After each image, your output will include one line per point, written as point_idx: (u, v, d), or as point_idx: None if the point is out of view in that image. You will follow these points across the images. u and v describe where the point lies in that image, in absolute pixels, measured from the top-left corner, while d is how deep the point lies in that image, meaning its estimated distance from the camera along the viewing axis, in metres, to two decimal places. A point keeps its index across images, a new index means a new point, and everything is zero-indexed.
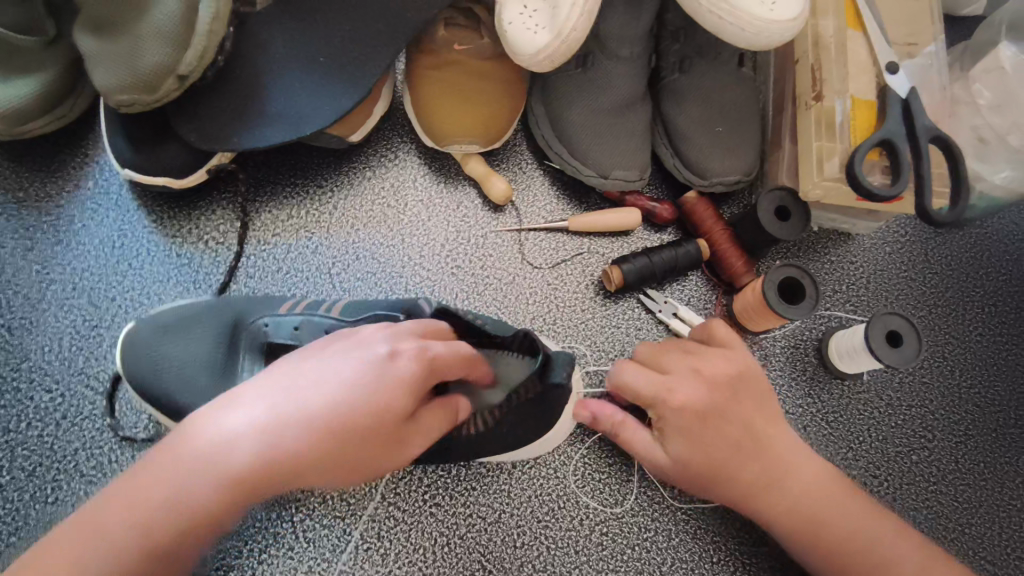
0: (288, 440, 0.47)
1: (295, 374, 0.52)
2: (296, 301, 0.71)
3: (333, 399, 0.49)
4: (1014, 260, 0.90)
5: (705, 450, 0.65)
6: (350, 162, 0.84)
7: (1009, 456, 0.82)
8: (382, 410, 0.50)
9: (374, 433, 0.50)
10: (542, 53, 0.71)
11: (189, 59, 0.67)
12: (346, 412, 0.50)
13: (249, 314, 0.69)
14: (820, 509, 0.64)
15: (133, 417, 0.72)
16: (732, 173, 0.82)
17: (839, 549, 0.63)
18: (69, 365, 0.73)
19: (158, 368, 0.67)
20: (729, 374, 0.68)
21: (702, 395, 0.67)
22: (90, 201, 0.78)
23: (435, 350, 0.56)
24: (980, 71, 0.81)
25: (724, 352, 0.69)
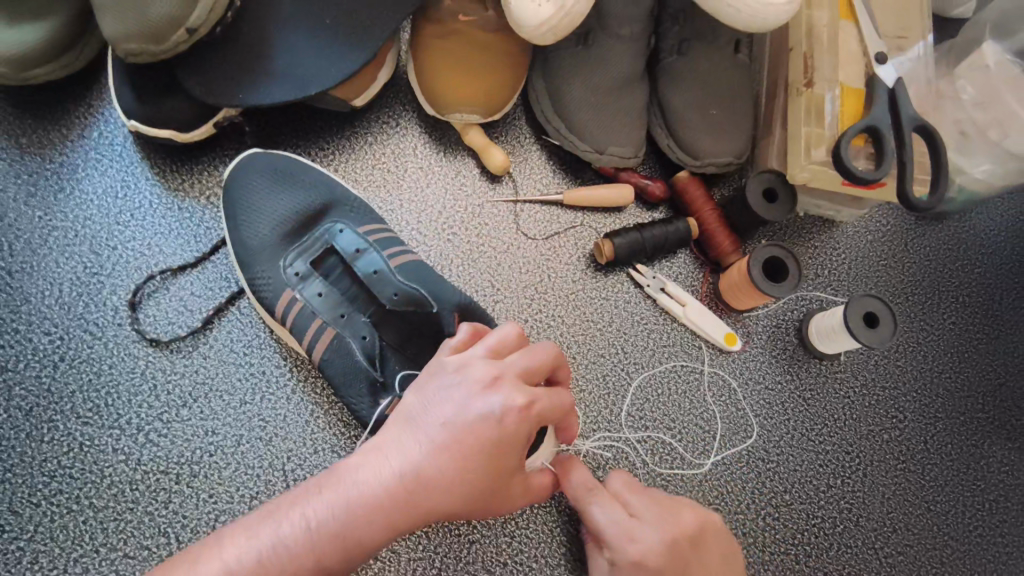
0: (432, 489, 0.51)
1: (421, 410, 0.54)
2: (383, 231, 0.76)
3: (456, 455, 0.51)
4: (989, 254, 0.93)
5: None
6: (352, 126, 0.85)
7: (976, 439, 0.86)
8: (516, 451, 0.53)
9: (494, 470, 0.52)
10: (544, 25, 0.73)
11: (199, 13, 0.68)
12: (463, 441, 0.52)
13: (339, 206, 0.78)
14: None
15: (130, 363, 0.73)
16: (724, 155, 0.85)
17: None
18: (68, 310, 0.74)
19: (244, 203, 0.76)
20: (694, 528, 0.64)
21: (660, 548, 0.61)
22: (93, 151, 0.79)
23: (511, 361, 0.55)
24: (965, 67, 0.84)
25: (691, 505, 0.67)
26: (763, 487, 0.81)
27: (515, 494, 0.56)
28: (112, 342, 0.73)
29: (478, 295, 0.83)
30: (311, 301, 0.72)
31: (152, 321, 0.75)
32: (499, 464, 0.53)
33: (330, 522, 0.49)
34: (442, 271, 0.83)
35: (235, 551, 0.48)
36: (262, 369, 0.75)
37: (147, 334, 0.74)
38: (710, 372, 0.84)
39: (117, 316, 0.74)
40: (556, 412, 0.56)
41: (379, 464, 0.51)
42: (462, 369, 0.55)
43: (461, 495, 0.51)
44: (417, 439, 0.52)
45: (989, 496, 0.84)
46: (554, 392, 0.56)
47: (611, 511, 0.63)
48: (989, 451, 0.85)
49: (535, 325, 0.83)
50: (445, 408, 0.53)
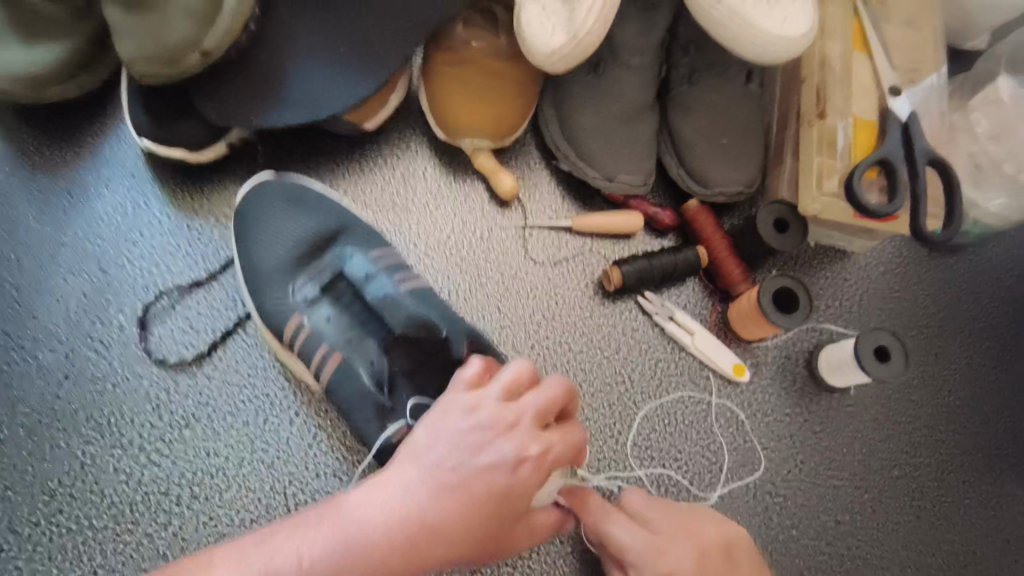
0: (436, 535, 0.50)
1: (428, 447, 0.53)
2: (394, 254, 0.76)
3: (462, 500, 0.51)
4: (1005, 287, 0.92)
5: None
6: (362, 149, 0.86)
7: (991, 477, 0.84)
8: (522, 501, 0.53)
9: (497, 518, 0.52)
10: (555, 54, 0.74)
11: (213, 36, 0.69)
12: (471, 487, 0.51)
13: (349, 232, 0.77)
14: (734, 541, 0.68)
15: (135, 382, 0.73)
16: (735, 184, 0.85)
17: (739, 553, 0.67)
18: (75, 328, 0.74)
19: (257, 226, 0.76)
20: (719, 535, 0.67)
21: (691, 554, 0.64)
22: (106, 170, 0.80)
23: (527, 403, 0.54)
24: (980, 100, 0.83)
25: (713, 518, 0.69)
26: (770, 522, 0.79)
27: (513, 537, 0.55)
28: (118, 361, 0.74)
29: (483, 321, 0.82)
30: (320, 326, 0.71)
31: (159, 340, 0.75)
32: (503, 511, 0.52)
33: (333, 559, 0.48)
34: (450, 296, 0.82)
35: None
36: (265, 393, 0.74)
37: (153, 353, 0.74)
38: (718, 402, 0.83)
39: (122, 335, 0.74)
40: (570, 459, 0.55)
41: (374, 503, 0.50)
42: (474, 409, 0.54)
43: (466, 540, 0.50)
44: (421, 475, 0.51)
45: (1005, 536, 0.82)
46: (566, 434, 0.55)
47: (631, 531, 0.66)
48: (1004, 489, 0.83)
49: (542, 351, 0.82)
50: (455, 450, 0.53)
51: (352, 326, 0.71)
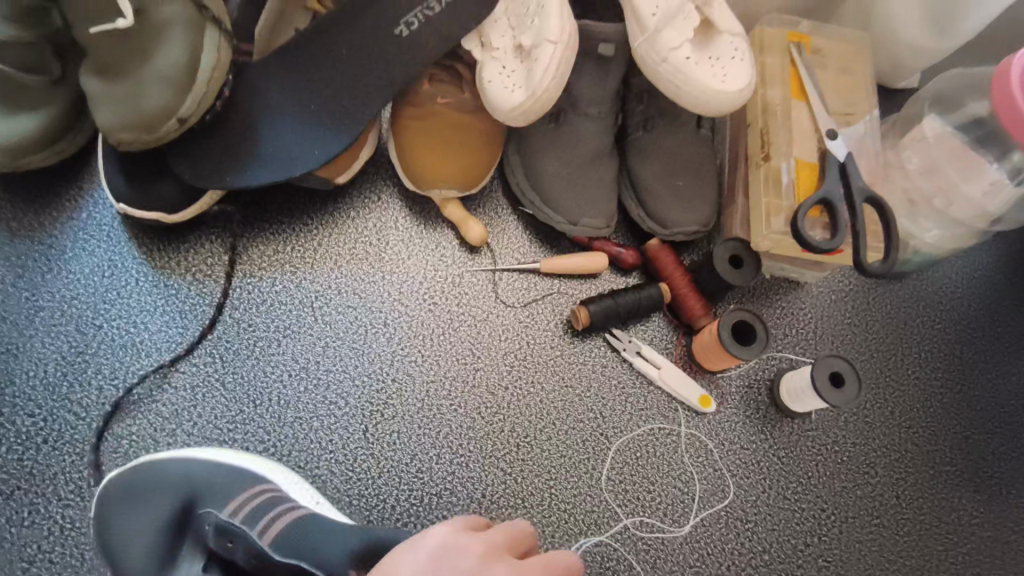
0: None
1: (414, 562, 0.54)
2: (249, 498, 0.71)
3: None
4: (947, 309, 0.98)
5: None
6: (336, 201, 0.89)
7: (944, 492, 0.88)
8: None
9: None
10: (516, 110, 0.78)
11: (189, 103, 0.72)
12: None
13: (209, 492, 0.71)
14: None
15: (115, 441, 0.75)
16: (692, 223, 0.89)
17: None
18: (53, 390, 0.75)
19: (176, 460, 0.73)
20: None
21: None
22: (81, 232, 0.81)
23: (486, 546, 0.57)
24: (909, 140, 0.90)
25: None
26: (741, 548, 0.83)
27: None
28: (94, 422, 0.75)
29: (458, 364, 0.85)
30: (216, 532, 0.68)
31: (136, 399, 0.76)
32: None
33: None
34: (425, 342, 0.85)
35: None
36: (245, 445, 0.77)
37: (132, 414, 0.76)
38: (686, 432, 0.86)
39: (100, 396, 0.76)
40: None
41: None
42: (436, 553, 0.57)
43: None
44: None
45: (961, 549, 0.86)
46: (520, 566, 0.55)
47: None
48: (958, 503, 0.88)
49: (515, 391, 0.85)
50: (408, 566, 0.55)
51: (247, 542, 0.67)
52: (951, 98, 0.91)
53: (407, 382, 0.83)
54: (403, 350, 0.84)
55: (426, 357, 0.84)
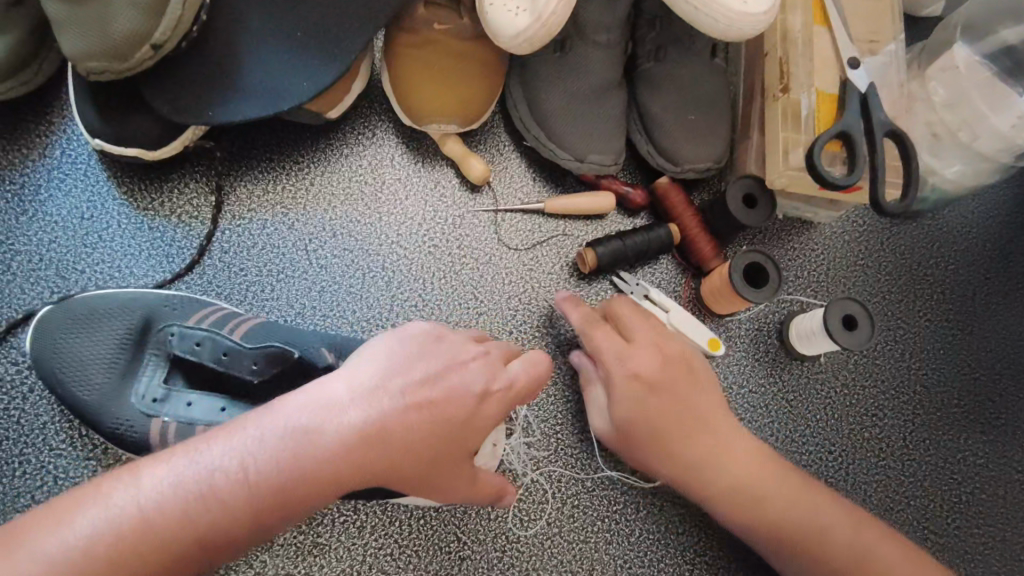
0: (322, 449, 0.51)
1: (418, 373, 0.57)
2: (210, 311, 0.71)
3: (374, 382, 0.55)
4: (961, 250, 0.95)
5: (425, 451, 0.55)
6: (328, 137, 0.84)
7: (953, 433, 0.88)
8: (412, 428, 0.54)
9: (404, 455, 0.54)
10: (521, 36, 0.72)
11: (164, 28, 0.66)
12: (390, 418, 0.54)
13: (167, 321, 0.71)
14: (426, 448, 0.55)
15: (138, 366, 0.68)
16: (704, 160, 0.85)
17: (424, 469, 0.55)
18: (67, 314, 0.70)
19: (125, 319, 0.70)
20: (432, 455, 0.55)
21: (428, 450, 0.55)
22: (57, 171, 0.77)
23: (489, 352, 0.63)
24: (937, 69, 0.84)
25: (450, 433, 0.56)
26: None
27: (409, 452, 0.54)
28: (120, 344, 0.69)
29: (460, 307, 0.82)
30: (181, 413, 0.65)
31: (163, 316, 0.71)
32: (406, 446, 0.54)
33: (404, 391, 0.55)
34: (424, 285, 0.81)
35: (293, 407, 0.52)
36: None
37: (160, 335, 0.69)
38: None
39: (118, 316, 0.70)
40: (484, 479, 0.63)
41: (375, 395, 0.54)
42: (440, 337, 0.62)
43: (411, 469, 0.54)
44: (397, 402, 0.54)
45: (966, 488, 0.86)
46: (494, 377, 0.61)
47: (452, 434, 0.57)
48: (965, 444, 0.88)
49: (521, 335, 0.82)
50: (410, 355, 0.58)
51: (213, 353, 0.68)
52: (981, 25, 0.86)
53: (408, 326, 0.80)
54: (402, 294, 0.81)
55: (426, 302, 0.81)
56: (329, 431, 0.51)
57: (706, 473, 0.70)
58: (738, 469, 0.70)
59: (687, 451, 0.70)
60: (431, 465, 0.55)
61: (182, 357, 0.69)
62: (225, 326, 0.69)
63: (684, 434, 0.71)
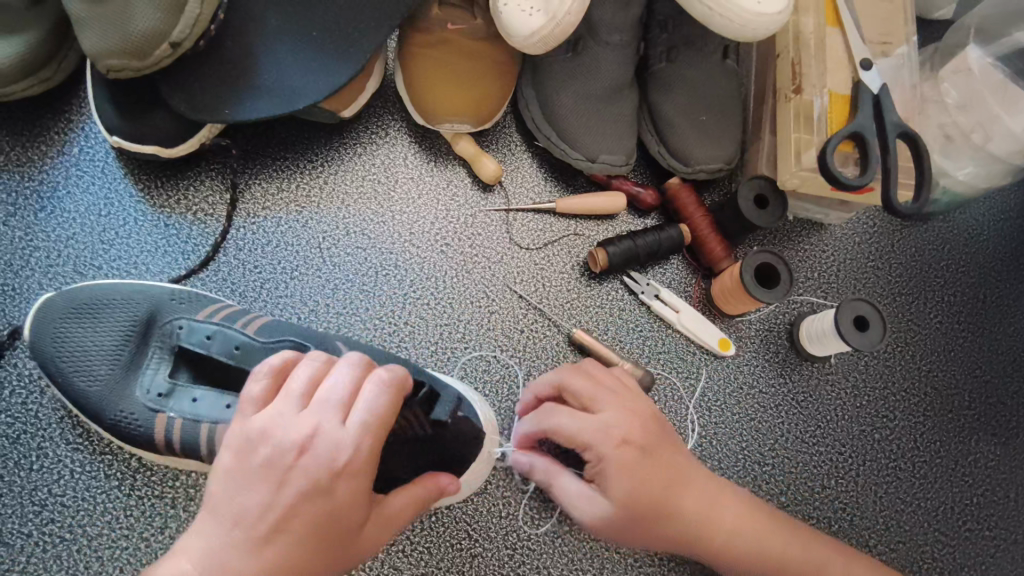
0: None
1: (261, 486, 0.50)
2: (222, 307, 0.71)
3: (229, 533, 0.49)
4: (972, 252, 0.95)
5: (319, 558, 0.50)
6: (341, 136, 0.84)
7: (964, 436, 0.87)
8: (292, 545, 0.49)
9: (300, 568, 0.50)
10: (536, 35, 0.73)
11: (182, 27, 0.67)
12: (268, 546, 0.49)
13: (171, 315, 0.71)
14: (318, 556, 0.50)
15: (142, 359, 0.70)
16: (716, 161, 0.85)
17: (331, 568, 0.51)
18: (69, 300, 0.70)
19: (132, 312, 0.71)
20: (329, 554, 0.51)
21: (320, 554, 0.50)
22: (75, 168, 0.78)
23: (322, 414, 0.52)
24: (950, 71, 0.84)
25: (333, 525, 0.50)
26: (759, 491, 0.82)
27: (308, 562, 0.50)
28: (124, 337, 0.70)
29: (472, 305, 0.82)
30: (185, 410, 0.67)
31: (167, 309, 0.71)
32: (299, 561, 0.49)
33: (261, 511, 0.49)
34: (436, 283, 0.82)
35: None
36: None
37: (165, 328, 0.70)
38: (705, 376, 0.85)
39: (122, 307, 0.71)
40: (411, 501, 0.58)
41: (231, 533, 0.49)
42: (267, 431, 0.51)
43: (309, 570, 0.50)
44: (255, 522, 0.49)
45: (978, 491, 0.86)
46: (363, 442, 0.51)
47: (344, 520, 0.51)
48: (976, 446, 0.87)
49: (531, 334, 0.82)
50: (258, 469, 0.50)
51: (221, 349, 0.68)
52: (994, 27, 0.86)
53: (420, 325, 0.80)
54: (414, 292, 0.81)
55: (438, 300, 0.81)
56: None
57: (701, 525, 0.68)
58: (717, 510, 0.69)
59: (676, 514, 0.67)
60: (338, 555, 0.51)
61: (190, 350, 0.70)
62: (236, 320, 0.70)
63: (670, 501, 0.67)
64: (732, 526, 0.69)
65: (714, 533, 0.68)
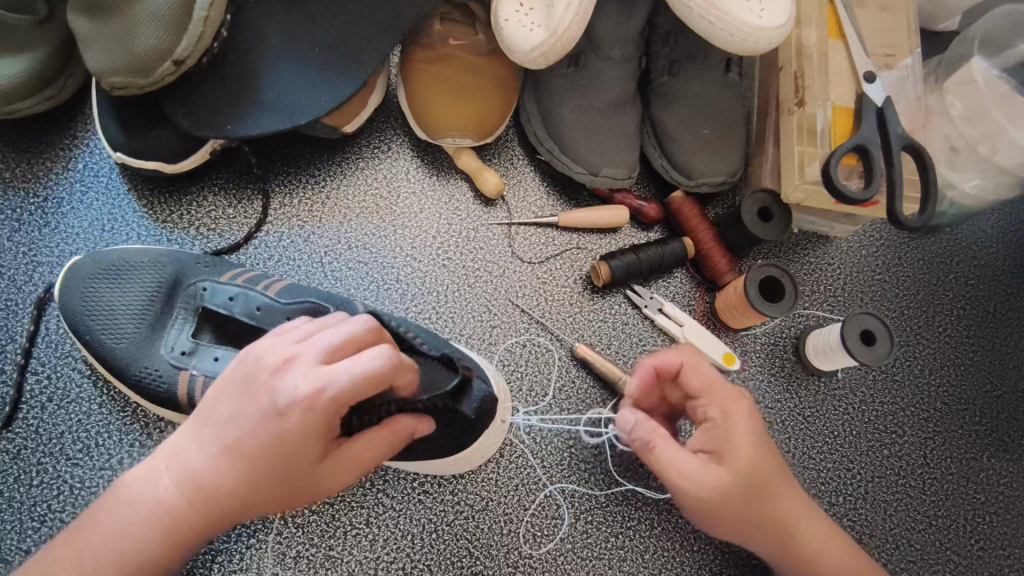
0: (169, 512, 0.55)
1: (237, 403, 0.54)
2: (246, 271, 0.73)
3: (209, 435, 0.55)
4: (981, 264, 0.94)
5: (270, 479, 0.54)
6: (344, 151, 0.84)
7: (975, 452, 0.86)
8: (249, 463, 0.53)
9: (258, 484, 0.54)
10: (537, 50, 0.73)
11: (186, 44, 0.67)
12: (231, 455, 0.53)
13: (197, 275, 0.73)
14: (269, 477, 0.53)
15: (167, 319, 0.71)
16: (719, 174, 0.85)
17: (289, 491, 0.55)
18: (98, 261, 0.72)
19: (157, 273, 0.72)
20: (281, 478, 0.54)
21: (273, 478, 0.53)
22: (79, 183, 0.79)
23: (313, 345, 0.53)
24: (954, 82, 0.84)
25: (285, 458, 0.52)
26: None
27: (266, 481, 0.54)
28: (149, 295, 0.71)
29: (474, 319, 0.82)
30: (209, 368, 0.67)
31: (192, 271, 0.73)
32: (255, 476, 0.53)
33: (229, 426, 0.54)
34: (438, 298, 0.82)
35: (158, 454, 0.57)
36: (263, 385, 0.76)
37: (190, 288, 0.71)
38: None
39: (151, 269, 0.72)
40: (377, 450, 0.58)
41: (206, 436, 0.55)
42: (262, 352, 0.54)
43: (258, 488, 0.54)
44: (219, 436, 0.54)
45: (990, 509, 0.84)
46: (320, 385, 0.49)
47: (296, 454, 0.52)
48: (988, 463, 0.86)
49: (533, 349, 0.82)
50: (239, 385, 0.54)
51: (244, 309, 0.69)
52: (999, 39, 0.86)
53: None
54: (416, 307, 0.81)
55: (440, 315, 0.81)
56: (169, 479, 0.55)
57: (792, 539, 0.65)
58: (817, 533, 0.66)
59: (761, 518, 0.64)
60: (295, 481, 0.54)
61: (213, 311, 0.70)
62: (259, 283, 0.71)
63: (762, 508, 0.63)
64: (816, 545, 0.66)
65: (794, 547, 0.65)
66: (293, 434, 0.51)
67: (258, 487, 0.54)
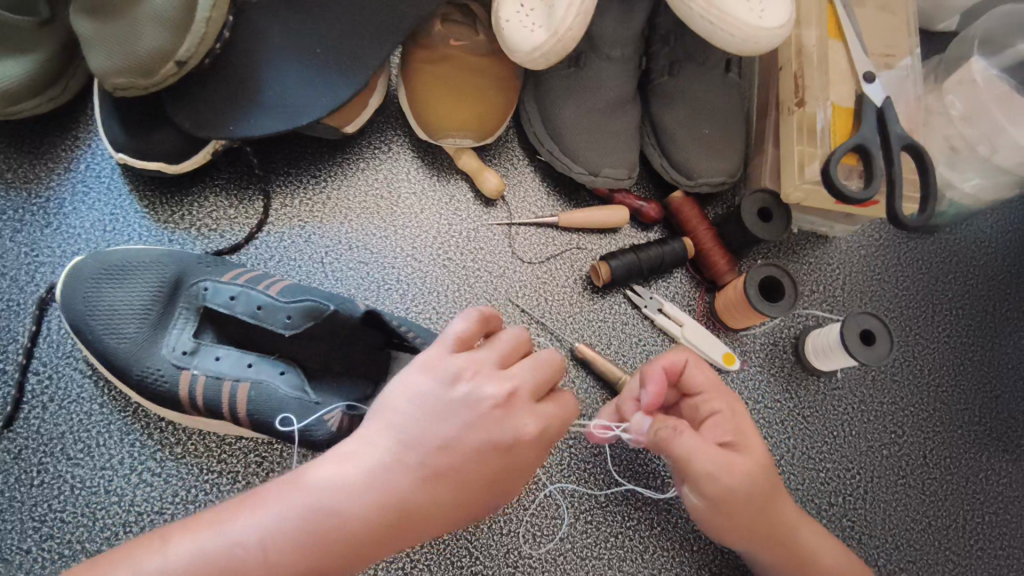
0: (346, 529, 0.49)
1: (402, 411, 0.53)
2: (245, 270, 0.73)
3: (390, 444, 0.52)
4: (981, 264, 0.94)
5: (467, 473, 0.52)
6: (344, 151, 0.85)
7: (975, 452, 0.86)
8: (469, 467, 0.52)
9: (449, 494, 0.52)
10: (537, 50, 0.73)
11: (187, 45, 0.68)
12: (447, 467, 0.52)
13: (200, 274, 0.73)
14: (476, 481, 0.53)
15: (169, 318, 0.72)
16: (718, 174, 0.85)
17: (461, 500, 0.53)
18: (101, 261, 0.72)
19: (161, 273, 0.72)
20: (473, 480, 0.53)
21: (476, 483, 0.53)
22: (81, 184, 0.79)
23: (490, 351, 0.57)
24: (954, 82, 0.84)
25: (502, 459, 0.54)
26: None
27: (479, 487, 0.53)
28: (151, 295, 0.71)
29: None
30: (210, 368, 0.69)
31: (194, 271, 0.74)
32: (457, 485, 0.52)
33: (418, 439, 0.52)
34: (438, 298, 0.82)
35: (316, 476, 0.51)
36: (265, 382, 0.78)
37: (193, 289, 0.72)
38: None
39: (154, 268, 0.72)
40: (559, 425, 0.57)
41: (374, 442, 0.52)
42: (448, 365, 0.55)
43: (476, 482, 0.53)
44: (391, 444, 0.52)
45: (989, 509, 0.84)
46: (539, 377, 0.57)
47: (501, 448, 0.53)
48: (988, 463, 0.86)
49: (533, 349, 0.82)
50: (429, 393, 0.54)
51: (245, 309, 0.70)
52: (998, 39, 0.86)
53: None
54: (416, 307, 0.81)
55: (440, 315, 0.81)
56: (356, 485, 0.50)
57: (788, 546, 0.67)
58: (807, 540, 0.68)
59: (767, 515, 0.65)
60: (486, 485, 0.53)
61: (215, 310, 0.72)
62: (260, 283, 0.71)
63: (771, 509, 0.65)
64: (815, 551, 0.68)
65: (794, 549, 0.67)
66: (525, 435, 0.54)
67: (447, 494, 0.52)
